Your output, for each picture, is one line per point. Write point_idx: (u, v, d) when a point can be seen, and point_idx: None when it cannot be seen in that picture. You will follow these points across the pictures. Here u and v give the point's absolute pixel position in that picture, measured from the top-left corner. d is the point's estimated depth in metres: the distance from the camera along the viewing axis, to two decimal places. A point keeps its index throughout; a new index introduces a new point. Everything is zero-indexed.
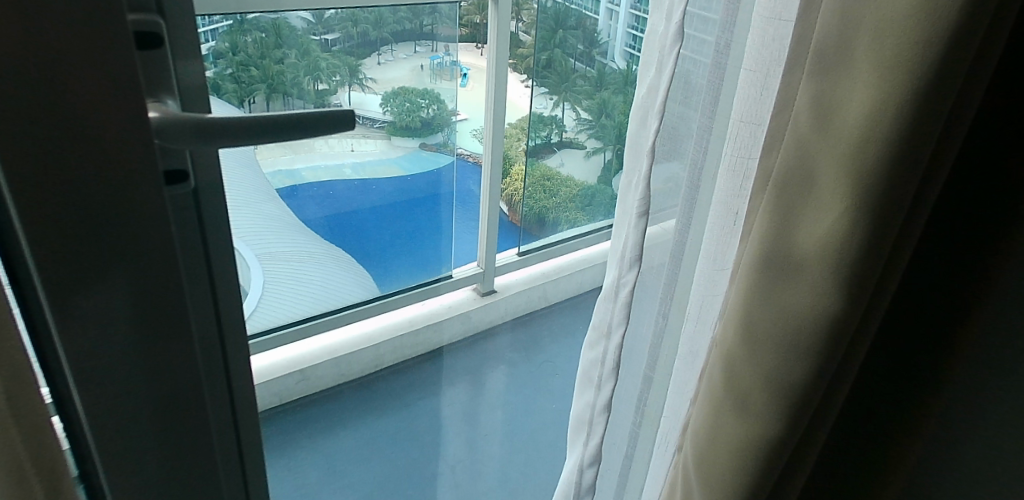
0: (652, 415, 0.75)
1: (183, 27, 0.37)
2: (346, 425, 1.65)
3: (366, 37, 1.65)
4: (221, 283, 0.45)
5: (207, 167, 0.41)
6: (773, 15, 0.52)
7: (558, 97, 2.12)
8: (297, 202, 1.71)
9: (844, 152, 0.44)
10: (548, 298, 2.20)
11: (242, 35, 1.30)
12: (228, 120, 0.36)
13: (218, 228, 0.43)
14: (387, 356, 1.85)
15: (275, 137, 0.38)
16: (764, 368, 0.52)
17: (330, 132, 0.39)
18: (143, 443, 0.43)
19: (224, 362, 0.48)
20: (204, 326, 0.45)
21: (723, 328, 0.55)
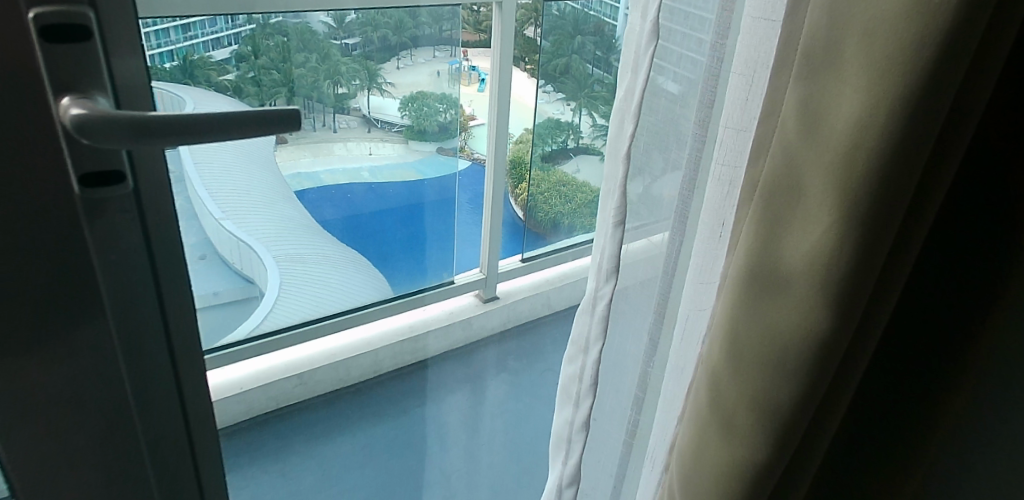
0: (642, 434, 0.72)
1: (116, 21, 0.37)
2: (345, 430, 1.66)
3: (387, 41, 1.66)
4: (168, 288, 0.46)
5: (148, 167, 0.41)
6: (762, 16, 0.49)
7: (576, 104, 1.96)
8: (314, 202, 1.70)
9: (831, 157, 0.41)
10: (551, 306, 1.95)
11: (266, 39, 1.39)
12: (162, 120, 0.34)
13: (163, 224, 0.43)
14: (387, 362, 1.85)
15: (210, 136, 0.36)
16: (756, 385, 0.48)
17: (265, 130, 0.37)
18: (65, 434, 0.45)
19: (179, 383, 0.49)
20: (147, 335, 0.45)
21: (710, 343, 0.52)
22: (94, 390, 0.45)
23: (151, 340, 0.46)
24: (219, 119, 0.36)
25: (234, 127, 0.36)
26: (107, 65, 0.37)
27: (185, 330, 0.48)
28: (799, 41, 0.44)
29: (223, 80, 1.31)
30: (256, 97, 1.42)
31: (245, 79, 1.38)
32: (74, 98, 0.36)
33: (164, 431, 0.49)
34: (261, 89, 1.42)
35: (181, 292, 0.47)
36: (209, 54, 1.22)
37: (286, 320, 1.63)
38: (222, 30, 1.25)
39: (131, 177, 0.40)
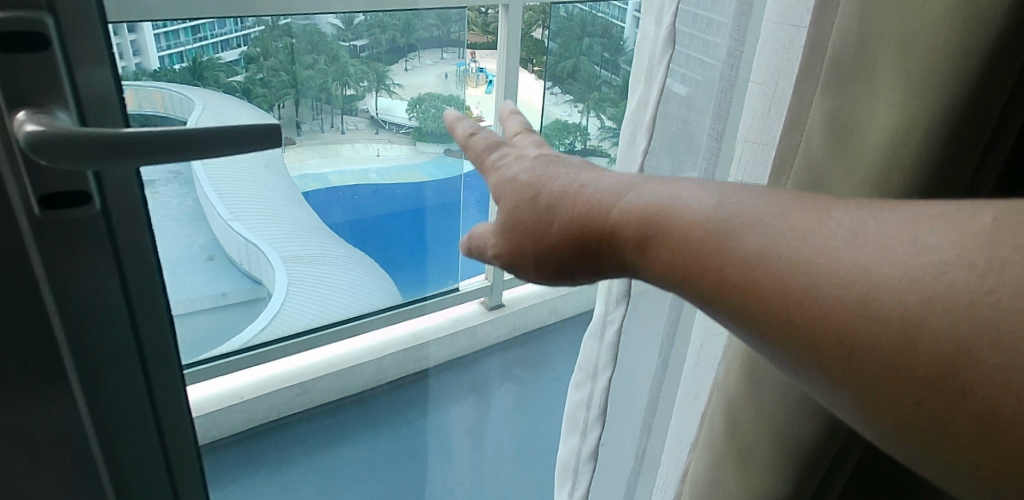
0: (652, 462, 0.79)
1: (75, 29, 0.41)
2: (347, 441, 1.74)
3: (395, 43, 1.63)
4: (144, 318, 0.54)
5: (116, 194, 0.48)
6: (785, 21, 0.52)
7: (584, 106, 1.59)
8: (319, 205, 1.62)
9: (865, 174, 0.44)
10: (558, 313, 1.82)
11: (274, 40, 1.35)
12: (129, 137, 0.37)
13: (136, 255, 0.52)
14: (389, 372, 1.84)
15: (182, 150, 0.39)
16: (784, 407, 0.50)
17: (241, 146, 0.41)
18: (47, 472, 0.53)
19: (155, 417, 0.58)
20: (123, 372, 0.54)
21: (727, 371, 0.55)
22: (69, 431, 0.53)
23: (126, 373, 0.54)
24: (188, 139, 0.39)
25: (204, 144, 0.39)
26: (70, 77, 0.42)
27: (161, 357, 0.57)
28: (823, 56, 0.46)
29: (233, 82, 1.23)
30: (266, 100, 1.32)
31: (256, 82, 1.30)
32: (39, 110, 0.40)
33: (143, 449, 0.58)
34: (270, 91, 1.33)
35: (159, 333, 0.56)
36: (218, 56, 1.17)
37: (290, 326, 1.58)
38: (231, 31, 1.20)
39: (102, 203, 0.48)
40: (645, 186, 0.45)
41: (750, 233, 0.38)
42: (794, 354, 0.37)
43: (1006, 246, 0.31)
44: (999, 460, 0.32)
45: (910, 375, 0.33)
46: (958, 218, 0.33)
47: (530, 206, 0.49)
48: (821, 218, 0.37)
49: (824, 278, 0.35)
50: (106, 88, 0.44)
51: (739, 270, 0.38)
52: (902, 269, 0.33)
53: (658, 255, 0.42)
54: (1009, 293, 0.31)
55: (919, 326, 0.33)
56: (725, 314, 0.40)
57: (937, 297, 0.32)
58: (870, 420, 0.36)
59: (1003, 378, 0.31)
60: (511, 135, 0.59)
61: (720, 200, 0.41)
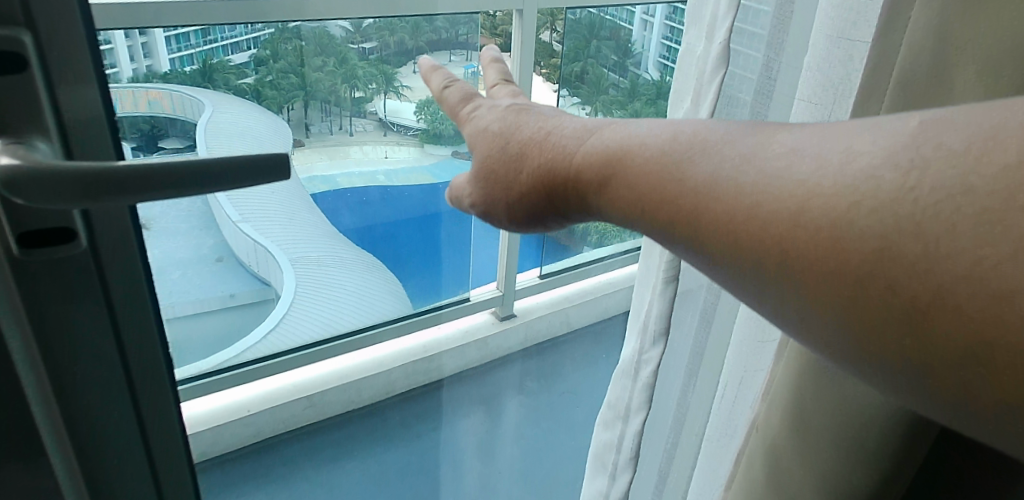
0: (674, 487, 0.85)
1: (59, 45, 0.39)
2: (353, 456, 1.63)
3: (403, 46, 1.56)
4: (130, 348, 0.48)
5: (104, 232, 0.44)
6: (841, 35, 0.54)
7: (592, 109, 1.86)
8: (329, 209, 1.63)
9: None
10: (571, 324, 2.01)
11: (284, 42, 1.34)
12: (114, 173, 0.34)
13: (125, 291, 0.46)
14: (399, 383, 1.78)
15: (188, 184, 0.36)
16: (845, 437, 0.48)
17: (256, 180, 0.38)
18: None
19: (151, 461, 0.52)
20: (123, 434, 0.49)
21: (768, 416, 0.54)
22: None
23: (124, 436, 0.49)
24: (195, 172, 0.36)
25: (213, 178, 0.36)
26: (50, 97, 0.39)
27: (162, 416, 0.52)
28: (895, 66, 0.46)
29: (245, 84, 1.25)
30: (275, 102, 1.37)
31: (265, 84, 1.33)
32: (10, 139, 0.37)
33: None
34: (279, 93, 1.37)
35: (158, 393, 0.51)
36: (228, 58, 1.16)
37: (290, 342, 1.58)
38: (242, 33, 1.21)
39: (89, 240, 0.43)
40: (608, 127, 0.43)
41: (700, 160, 0.37)
42: (750, 281, 0.35)
43: (925, 148, 0.29)
44: (957, 366, 0.29)
45: (851, 286, 0.31)
46: (889, 123, 0.31)
47: (501, 153, 0.48)
48: (765, 140, 0.35)
49: (765, 196, 0.33)
50: (95, 109, 0.41)
51: (685, 198, 0.36)
52: (833, 176, 0.31)
53: (618, 191, 0.40)
54: (931, 188, 0.28)
55: (848, 230, 0.30)
56: (685, 248, 0.38)
57: (867, 198, 0.30)
58: (832, 348, 0.33)
59: (944, 274, 0.28)
60: (490, 87, 0.58)
61: (673, 132, 0.39)
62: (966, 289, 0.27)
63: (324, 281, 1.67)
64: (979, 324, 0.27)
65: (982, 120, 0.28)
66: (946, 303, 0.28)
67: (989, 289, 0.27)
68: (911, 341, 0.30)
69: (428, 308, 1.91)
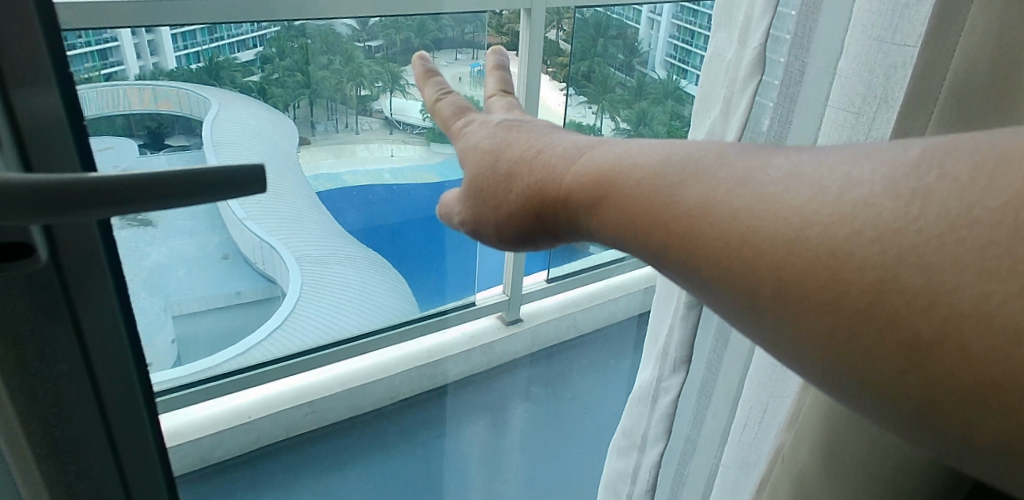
0: None
1: (15, 46, 0.37)
2: (357, 464, 1.61)
3: (410, 44, 1.51)
4: (97, 358, 0.47)
5: (67, 245, 0.43)
6: (882, 39, 0.55)
7: (597, 106, 1.81)
8: (337, 209, 1.66)
9: None
10: (578, 328, 1.99)
11: (289, 40, 1.33)
12: (83, 184, 0.34)
13: (93, 297, 0.46)
14: (404, 388, 1.76)
15: (159, 196, 0.36)
16: (881, 480, 0.46)
17: (233, 193, 0.38)
18: None
19: (119, 464, 0.51)
20: (97, 452, 0.49)
21: (796, 446, 0.52)
22: None
23: (98, 453, 0.49)
24: (169, 184, 0.36)
25: (186, 191, 0.36)
26: (6, 101, 0.37)
27: (132, 434, 0.51)
28: (946, 75, 0.45)
29: (250, 82, 1.25)
30: (280, 100, 1.37)
31: (271, 82, 1.32)
32: None
33: None
34: (285, 92, 1.37)
35: (129, 410, 0.51)
36: (235, 56, 1.16)
37: (285, 349, 1.55)
38: (248, 31, 1.20)
39: (51, 254, 0.42)
40: (601, 146, 0.40)
41: (694, 182, 0.34)
42: (743, 312, 0.32)
43: (927, 177, 0.27)
44: (962, 408, 0.26)
45: (849, 318, 0.28)
46: (889, 151, 0.29)
47: (491, 171, 0.45)
48: (760, 164, 0.32)
49: (760, 220, 0.30)
50: (55, 115, 0.40)
51: (679, 221, 0.34)
52: (830, 203, 0.29)
53: (608, 212, 0.37)
54: (934, 220, 0.26)
55: (848, 259, 0.28)
56: (680, 275, 0.35)
57: (865, 227, 0.27)
58: (831, 385, 0.30)
59: (949, 308, 0.25)
60: (489, 98, 0.55)
61: (665, 153, 0.36)
62: (974, 326, 0.25)
63: (331, 284, 1.66)
64: (985, 363, 0.25)
65: (986, 148, 0.26)
66: (953, 337, 0.25)
67: (1008, 327, 0.24)
68: (915, 380, 0.27)
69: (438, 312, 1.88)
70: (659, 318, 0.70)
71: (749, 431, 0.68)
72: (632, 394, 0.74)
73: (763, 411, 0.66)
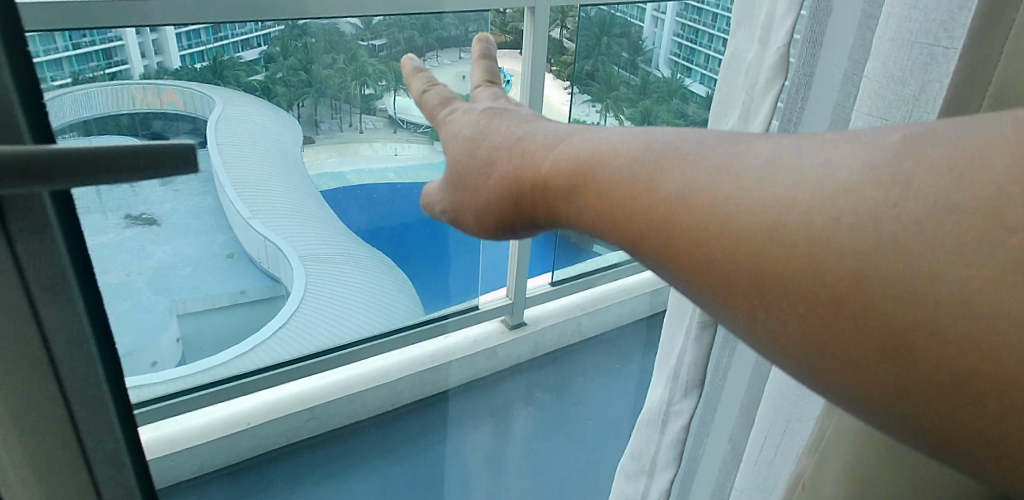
0: None
1: None
2: (358, 471, 1.59)
3: (412, 43, 1.45)
4: (69, 372, 0.44)
5: (20, 220, 0.39)
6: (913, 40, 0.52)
7: (602, 105, 1.78)
8: (339, 208, 1.69)
9: None
10: (583, 332, 1.96)
11: (296, 40, 1.33)
12: (50, 157, 0.35)
13: (55, 310, 0.42)
14: (404, 393, 1.73)
15: (111, 168, 0.38)
16: None
17: (172, 168, 0.40)
18: None
19: (92, 480, 0.48)
20: (65, 461, 0.45)
21: (826, 473, 0.50)
22: None
23: (66, 465, 0.45)
24: (123, 157, 0.38)
25: (139, 166, 0.38)
26: None
27: (109, 445, 0.48)
28: (995, 77, 0.43)
29: (256, 82, 1.31)
30: (285, 99, 1.43)
31: (277, 81, 1.38)
32: None
33: None
34: (290, 91, 1.43)
35: (103, 421, 0.47)
36: (238, 55, 1.18)
37: (287, 352, 1.59)
38: (252, 31, 1.19)
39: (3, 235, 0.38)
40: (582, 133, 0.37)
41: (673, 169, 0.31)
42: (717, 304, 0.29)
43: (905, 162, 0.25)
44: (944, 405, 0.24)
45: (824, 308, 0.25)
46: (867, 137, 0.26)
47: (472, 161, 0.42)
48: (739, 149, 0.30)
49: (739, 212, 0.28)
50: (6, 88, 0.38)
51: (657, 212, 0.31)
52: (810, 189, 0.26)
53: (587, 203, 0.34)
54: (912, 207, 0.24)
55: (825, 249, 0.25)
56: (660, 269, 0.32)
57: (845, 215, 0.25)
58: (818, 390, 0.27)
59: (930, 294, 0.23)
60: (474, 89, 0.52)
61: (645, 139, 0.34)
62: (956, 313, 0.23)
63: (335, 285, 1.72)
64: (973, 367, 0.22)
65: (969, 133, 0.24)
66: (943, 341, 0.23)
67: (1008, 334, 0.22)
68: (887, 376, 0.25)
69: (439, 315, 1.89)
70: (670, 339, 0.68)
71: (765, 455, 0.66)
72: (642, 415, 0.73)
73: (784, 432, 0.64)
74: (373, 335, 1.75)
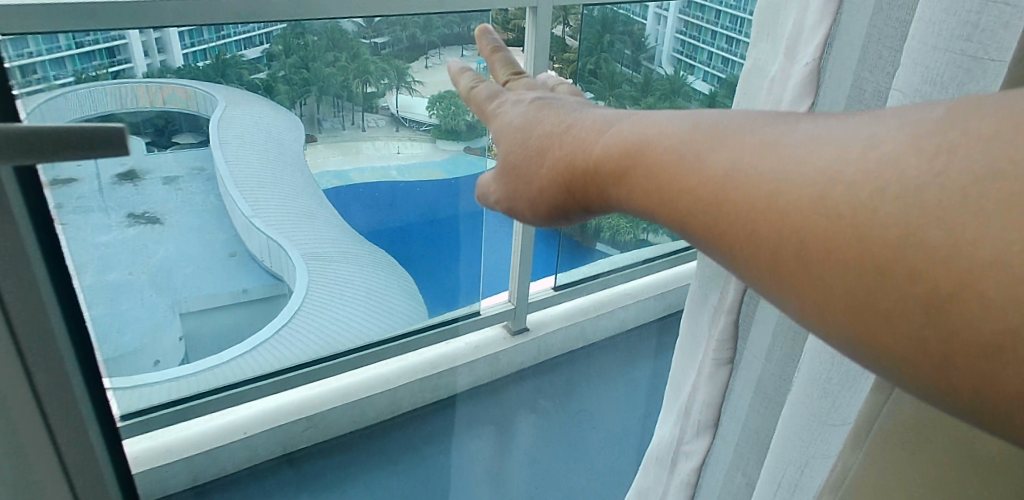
0: None
1: None
2: (354, 483, 1.55)
3: (416, 40, 1.47)
4: (35, 369, 0.51)
5: None
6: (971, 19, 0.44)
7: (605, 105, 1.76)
8: (341, 204, 1.64)
9: None
10: (586, 338, 1.92)
11: (297, 38, 1.30)
12: None
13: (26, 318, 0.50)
14: (405, 402, 1.70)
15: (44, 148, 0.42)
16: None
17: (103, 151, 0.45)
18: None
19: (58, 445, 0.54)
20: (36, 429, 0.51)
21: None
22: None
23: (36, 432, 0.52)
24: (55, 138, 0.43)
25: (72, 148, 0.44)
26: None
27: (68, 409, 0.54)
28: None
29: (257, 79, 1.27)
30: (287, 97, 1.38)
31: (279, 79, 1.35)
32: None
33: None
34: (292, 90, 1.39)
35: (61, 387, 0.53)
36: (242, 53, 1.17)
37: (284, 356, 1.58)
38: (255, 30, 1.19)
39: None
40: (633, 118, 0.36)
41: (720, 148, 0.30)
42: (767, 281, 0.28)
43: (952, 131, 0.24)
44: (997, 378, 0.22)
45: (870, 280, 0.25)
46: (912, 112, 0.25)
47: (521, 148, 0.41)
48: (786, 127, 0.29)
49: (786, 186, 0.27)
50: None
51: (706, 190, 0.30)
52: (855, 161, 0.25)
53: (637, 184, 0.33)
54: (958, 174, 0.23)
55: (871, 218, 0.24)
56: (708, 250, 0.31)
57: (891, 184, 0.24)
58: (876, 367, 0.26)
59: (972, 258, 0.22)
60: (503, 84, 0.50)
61: (694, 121, 0.33)
62: (1000, 279, 0.21)
63: (338, 286, 1.67)
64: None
65: (1013, 104, 0.23)
66: (996, 309, 0.22)
67: None
68: (943, 348, 0.23)
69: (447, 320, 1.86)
70: (681, 366, 0.67)
71: (789, 482, 0.63)
72: (651, 451, 0.72)
73: (805, 457, 0.61)
74: (376, 340, 1.73)
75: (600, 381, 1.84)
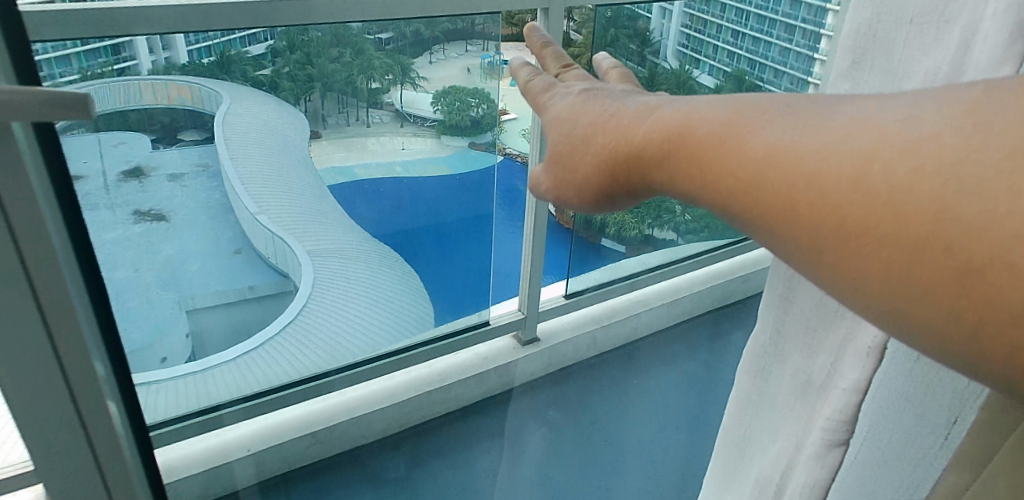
0: None
1: None
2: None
3: (420, 35, 1.41)
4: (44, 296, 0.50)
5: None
6: None
7: None
8: (345, 199, 1.59)
9: None
10: (599, 347, 1.87)
11: (300, 34, 1.24)
12: None
13: (39, 254, 0.50)
14: (414, 414, 1.66)
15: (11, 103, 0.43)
16: None
17: (68, 114, 0.46)
18: None
19: None
20: None
21: None
22: None
23: None
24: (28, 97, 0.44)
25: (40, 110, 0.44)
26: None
27: None
28: None
29: (262, 75, 1.28)
30: (291, 93, 1.36)
31: (282, 75, 1.32)
32: None
33: None
34: (294, 85, 1.35)
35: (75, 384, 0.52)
36: (246, 49, 1.21)
37: (291, 359, 1.58)
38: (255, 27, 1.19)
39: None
40: (675, 101, 0.35)
41: (764, 126, 0.30)
42: (808, 260, 0.29)
43: (993, 111, 0.24)
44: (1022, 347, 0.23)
45: (906, 253, 0.25)
46: (954, 90, 0.26)
47: (567, 132, 0.39)
48: (833, 106, 0.29)
49: (827, 162, 0.27)
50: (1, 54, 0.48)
51: (746, 169, 0.30)
52: (893, 137, 0.26)
53: (676, 166, 0.33)
54: (995, 147, 0.23)
55: (908, 197, 0.25)
56: (752, 231, 0.32)
57: (930, 163, 0.24)
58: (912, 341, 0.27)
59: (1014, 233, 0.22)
60: (554, 77, 0.45)
61: (738, 100, 0.32)
62: None
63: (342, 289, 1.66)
64: None
65: None
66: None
67: None
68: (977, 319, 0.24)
69: (456, 330, 1.83)
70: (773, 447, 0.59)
71: None
72: None
73: None
74: (384, 351, 1.72)
75: (615, 394, 1.76)
